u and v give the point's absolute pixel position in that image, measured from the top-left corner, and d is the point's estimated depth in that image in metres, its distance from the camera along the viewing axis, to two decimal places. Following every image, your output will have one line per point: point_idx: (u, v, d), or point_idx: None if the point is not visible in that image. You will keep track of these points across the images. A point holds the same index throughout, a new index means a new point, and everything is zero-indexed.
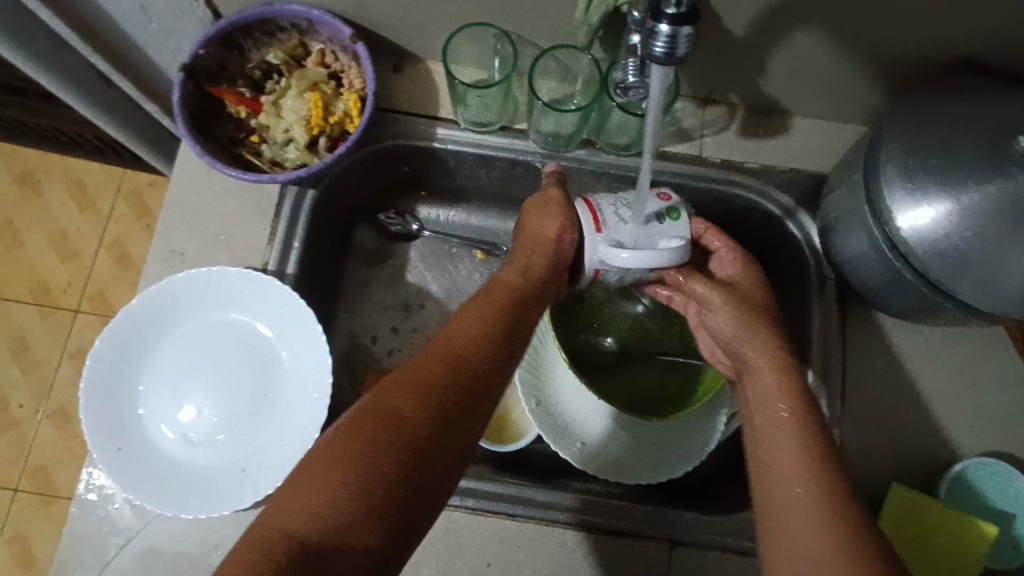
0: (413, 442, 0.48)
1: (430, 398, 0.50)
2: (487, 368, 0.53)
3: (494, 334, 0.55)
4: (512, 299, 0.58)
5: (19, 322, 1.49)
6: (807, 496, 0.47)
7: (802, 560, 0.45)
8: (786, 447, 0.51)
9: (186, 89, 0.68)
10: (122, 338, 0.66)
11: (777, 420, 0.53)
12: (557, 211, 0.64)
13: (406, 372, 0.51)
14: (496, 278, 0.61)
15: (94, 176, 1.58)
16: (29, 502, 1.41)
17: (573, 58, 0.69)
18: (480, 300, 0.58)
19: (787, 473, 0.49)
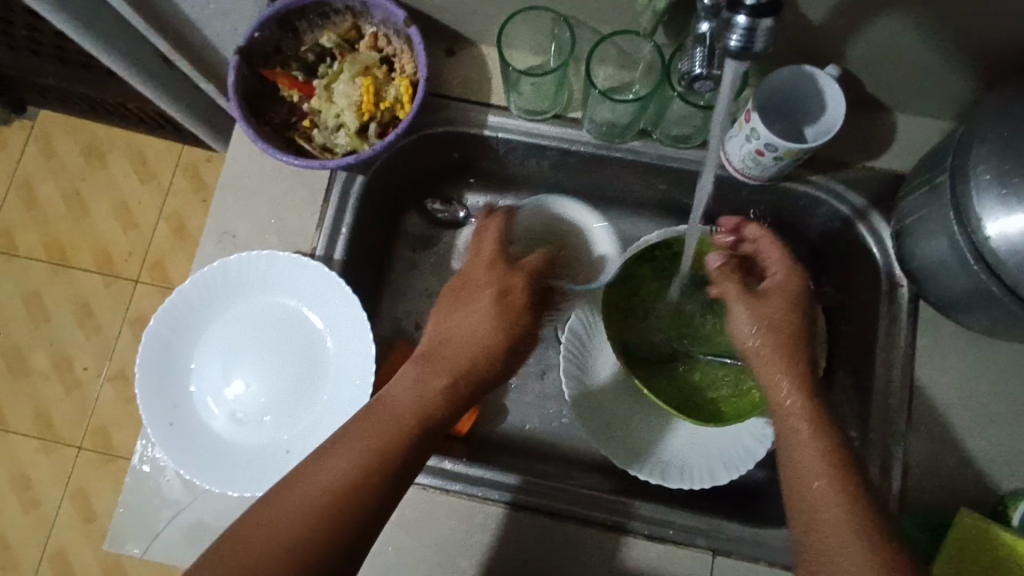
0: (322, 543, 0.49)
1: (338, 518, 0.50)
2: (385, 471, 0.52)
3: (377, 459, 0.52)
4: (408, 411, 0.54)
5: (85, 289, 1.57)
6: (825, 488, 0.50)
7: (818, 518, 0.50)
8: (796, 415, 0.54)
9: (241, 71, 0.68)
10: (176, 318, 0.68)
11: (774, 376, 0.56)
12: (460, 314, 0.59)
13: (304, 481, 0.51)
14: (382, 392, 0.56)
15: (154, 151, 1.64)
16: (92, 459, 1.49)
17: (634, 44, 0.66)
18: (364, 429, 0.53)
19: (814, 481, 0.51)
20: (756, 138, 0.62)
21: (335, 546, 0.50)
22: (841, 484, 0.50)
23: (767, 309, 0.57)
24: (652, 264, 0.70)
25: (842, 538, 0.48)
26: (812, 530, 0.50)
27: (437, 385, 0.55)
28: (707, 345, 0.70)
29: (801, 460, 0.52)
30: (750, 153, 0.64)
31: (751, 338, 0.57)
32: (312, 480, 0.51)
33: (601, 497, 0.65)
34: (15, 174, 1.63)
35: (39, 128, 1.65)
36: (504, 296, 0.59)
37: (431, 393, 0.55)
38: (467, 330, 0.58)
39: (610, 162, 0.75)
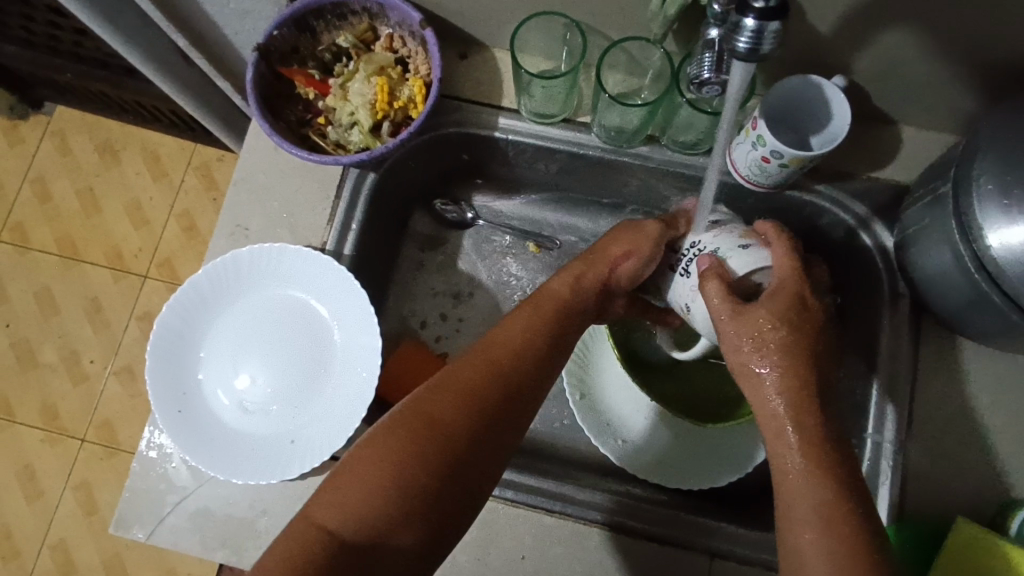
0: (484, 415, 0.53)
1: (490, 389, 0.54)
2: (532, 363, 0.56)
3: (543, 335, 0.57)
4: (561, 309, 0.60)
5: (95, 284, 1.59)
6: (814, 489, 0.49)
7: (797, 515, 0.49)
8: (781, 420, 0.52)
9: (259, 68, 0.70)
10: (187, 308, 0.69)
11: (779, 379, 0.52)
12: (636, 241, 0.61)
13: (447, 375, 0.54)
14: (545, 286, 0.61)
15: (168, 149, 1.66)
16: (96, 452, 1.51)
17: (644, 51, 0.67)
18: (524, 313, 0.59)
19: (793, 472, 0.50)
20: (762, 146, 0.63)
21: (484, 420, 0.52)
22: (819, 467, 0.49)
23: (755, 324, 0.52)
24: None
25: (810, 531, 0.47)
26: (791, 525, 0.49)
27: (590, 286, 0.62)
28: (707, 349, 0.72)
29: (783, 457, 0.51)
30: (756, 161, 0.65)
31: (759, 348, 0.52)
32: (460, 366, 0.55)
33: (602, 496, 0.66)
34: (31, 169, 1.65)
35: (54, 124, 1.68)
36: (631, 231, 0.62)
37: (582, 288, 0.61)
38: (615, 257, 0.62)
39: (617, 166, 0.76)
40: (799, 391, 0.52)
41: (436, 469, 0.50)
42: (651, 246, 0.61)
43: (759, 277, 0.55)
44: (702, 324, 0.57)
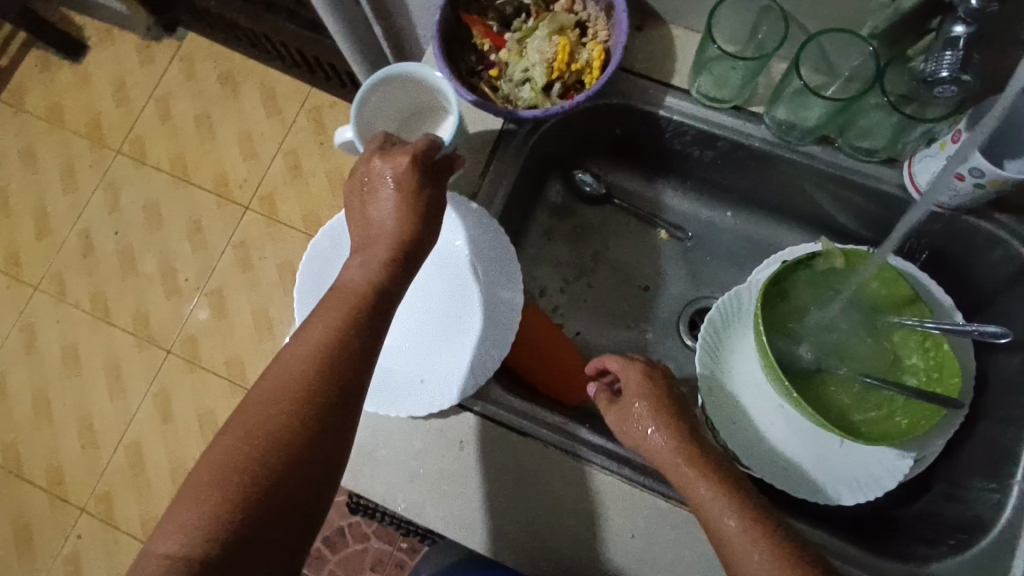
0: (317, 400, 0.53)
1: (334, 357, 0.54)
2: (353, 358, 0.55)
3: (352, 329, 0.56)
4: (361, 301, 0.58)
5: (200, 206, 1.66)
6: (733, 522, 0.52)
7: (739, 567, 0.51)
8: (700, 500, 0.55)
9: (445, 12, 0.70)
10: (340, 237, 0.72)
11: (671, 465, 0.57)
12: (401, 187, 0.61)
13: (285, 360, 0.55)
14: (341, 284, 0.60)
15: (284, 88, 1.71)
16: (177, 365, 1.58)
17: (847, 47, 0.64)
18: (321, 314, 0.57)
19: (741, 552, 0.51)
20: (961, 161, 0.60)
21: (307, 405, 0.53)
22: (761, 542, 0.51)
23: (625, 414, 0.61)
24: (809, 273, 0.69)
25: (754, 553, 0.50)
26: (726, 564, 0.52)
27: (379, 265, 0.60)
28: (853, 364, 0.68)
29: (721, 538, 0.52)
30: (944, 176, 0.62)
31: (660, 437, 0.59)
32: (279, 368, 0.55)
33: None
34: (157, 88, 1.74)
35: (185, 49, 1.75)
36: (369, 191, 0.63)
37: (375, 273, 0.59)
38: (374, 219, 0.62)
39: (780, 163, 0.74)
40: (699, 449, 0.57)
41: (271, 459, 0.51)
42: (415, 175, 0.62)
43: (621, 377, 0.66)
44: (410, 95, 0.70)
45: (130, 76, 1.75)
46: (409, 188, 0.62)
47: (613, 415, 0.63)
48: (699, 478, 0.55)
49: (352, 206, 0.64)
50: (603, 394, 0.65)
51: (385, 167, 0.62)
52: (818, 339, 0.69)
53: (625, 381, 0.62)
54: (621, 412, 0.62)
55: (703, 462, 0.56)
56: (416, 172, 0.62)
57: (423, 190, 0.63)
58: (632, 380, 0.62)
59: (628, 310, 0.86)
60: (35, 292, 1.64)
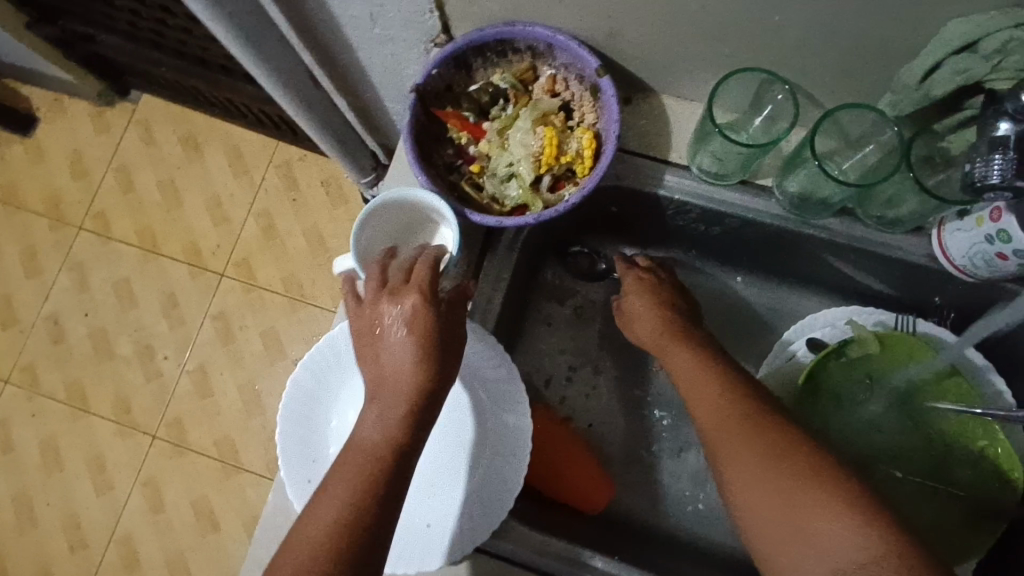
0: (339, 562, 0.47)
1: (358, 521, 0.48)
2: (381, 519, 0.49)
3: (372, 492, 0.49)
4: (379, 471, 0.50)
5: (174, 280, 1.57)
6: (758, 444, 0.53)
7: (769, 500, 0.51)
8: (721, 420, 0.56)
9: (416, 111, 0.63)
10: (321, 364, 0.64)
11: (694, 381, 0.59)
12: (417, 325, 0.53)
13: (305, 526, 0.49)
14: (355, 440, 0.52)
15: (250, 147, 1.63)
16: (165, 450, 1.49)
17: (862, 118, 0.58)
18: (340, 474, 0.51)
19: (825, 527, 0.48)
20: (1004, 242, 0.54)
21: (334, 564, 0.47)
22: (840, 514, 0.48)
23: (636, 290, 0.69)
24: (845, 361, 0.64)
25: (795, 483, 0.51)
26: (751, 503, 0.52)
27: (400, 412, 0.52)
28: (895, 460, 0.63)
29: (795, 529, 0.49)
30: (983, 253, 0.57)
31: (643, 337, 0.67)
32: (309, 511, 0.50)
33: None
34: (116, 158, 1.64)
35: (141, 113, 1.66)
36: (378, 337, 0.54)
37: (394, 430, 0.51)
38: (388, 369, 0.53)
39: (795, 237, 0.68)
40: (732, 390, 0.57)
41: None
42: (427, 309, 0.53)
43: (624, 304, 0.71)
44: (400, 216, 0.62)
45: (87, 147, 1.65)
46: (428, 329, 0.53)
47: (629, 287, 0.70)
48: (713, 398, 0.57)
49: (364, 354, 0.55)
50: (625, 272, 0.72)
51: (391, 310, 0.53)
52: (861, 432, 0.64)
53: (633, 272, 0.71)
54: (626, 318, 0.69)
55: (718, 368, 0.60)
56: (429, 310, 0.53)
57: (436, 330, 0.53)
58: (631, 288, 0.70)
59: (643, 396, 0.79)
60: (6, 386, 1.55)
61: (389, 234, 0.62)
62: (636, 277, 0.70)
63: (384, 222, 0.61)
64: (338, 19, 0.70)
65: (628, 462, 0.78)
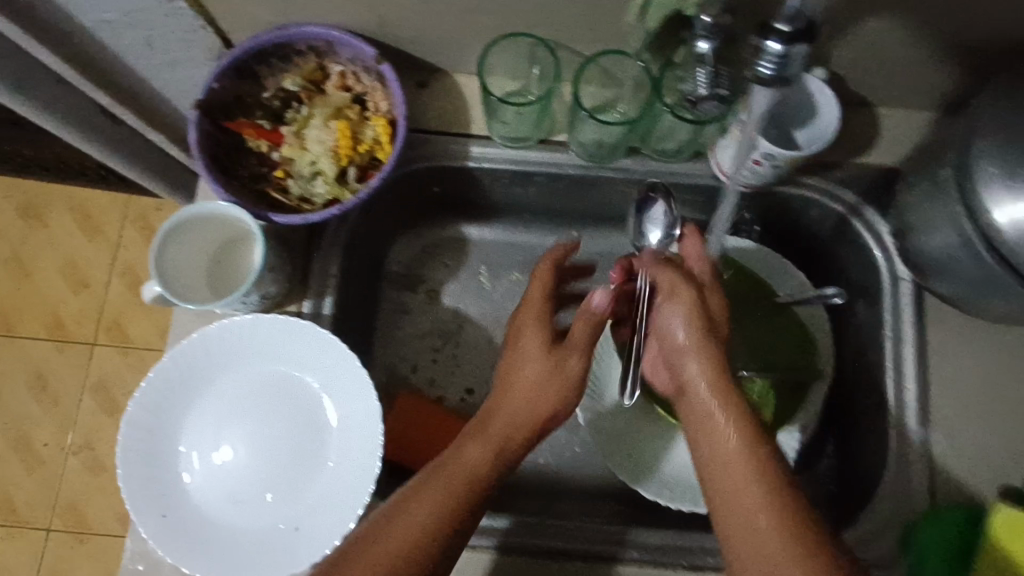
0: None
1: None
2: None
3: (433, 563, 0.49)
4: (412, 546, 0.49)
5: (36, 360, 1.35)
6: (767, 518, 0.46)
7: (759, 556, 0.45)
8: (729, 470, 0.49)
9: (203, 126, 0.63)
10: (157, 400, 0.63)
11: (730, 462, 0.50)
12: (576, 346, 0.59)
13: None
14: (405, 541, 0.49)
15: (96, 203, 1.42)
16: (64, 541, 1.28)
17: (620, 63, 0.63)
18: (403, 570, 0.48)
19: (736, 515, 0.48)
20: (753, 149, 0.61)
21: None
22: (772, 517, 0.46)
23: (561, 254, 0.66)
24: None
25: (761, 517, 0.46)
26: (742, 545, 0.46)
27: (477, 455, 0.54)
28: None
29: (732, 518, 0.48)
30: (742, 165, 0.64)
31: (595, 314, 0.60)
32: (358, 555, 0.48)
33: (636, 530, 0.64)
34: None
35: None
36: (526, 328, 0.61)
37: (423, 521, 0.50)
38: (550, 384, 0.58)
39: (601, 182, 0.73)
40: (754, 438, 0.50)
41: None
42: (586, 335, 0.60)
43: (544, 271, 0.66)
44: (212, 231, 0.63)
45: None
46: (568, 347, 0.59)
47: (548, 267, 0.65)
48: (743, 467, 0.49)
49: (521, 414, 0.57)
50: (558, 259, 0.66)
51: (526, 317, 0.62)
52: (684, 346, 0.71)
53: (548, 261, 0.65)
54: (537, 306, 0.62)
55: (724, 383, 0.54)
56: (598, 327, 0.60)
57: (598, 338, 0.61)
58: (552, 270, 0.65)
59: None
60: None
61: (203, 249, 0.63)
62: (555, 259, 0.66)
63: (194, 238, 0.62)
64: (112, 50, 0.67)
65: None
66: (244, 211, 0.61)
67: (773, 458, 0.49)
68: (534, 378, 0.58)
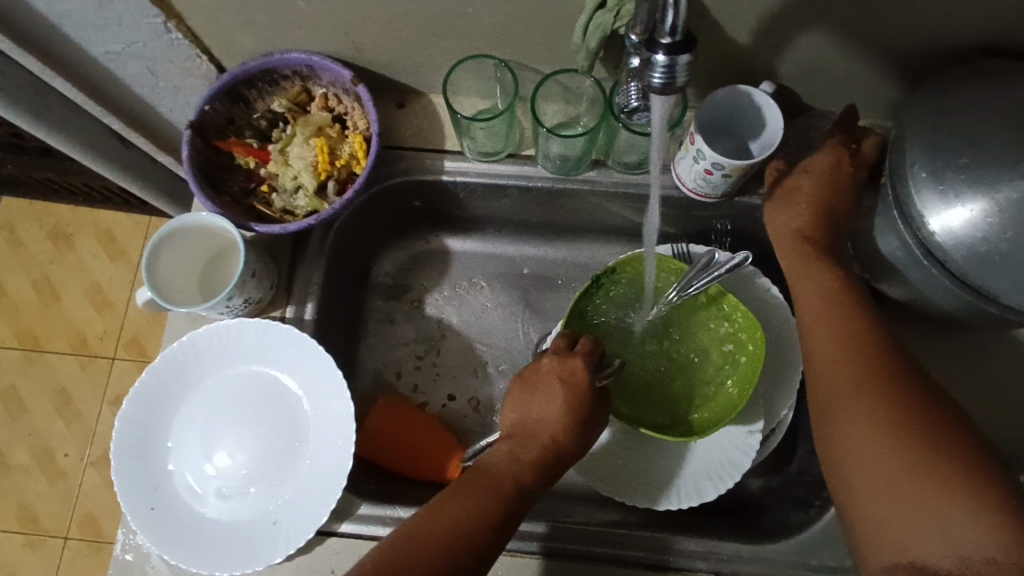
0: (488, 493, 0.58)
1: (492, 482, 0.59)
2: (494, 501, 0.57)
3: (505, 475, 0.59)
4: (490, 484, 0.59)
5: (61, 375, 1.40)
6: (846, 337, 0.60)
7: (853, 395, 0.57)
8: (823, 313, 0.62)
9: (195, 145, 0.69)
10: (150, 398, 0.67)
11: (823, 314, 0.62)
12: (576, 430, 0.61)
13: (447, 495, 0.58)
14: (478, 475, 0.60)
15: (121, 226, 1.48)
16: (81, 549, 1.31)
17: (576, 81, 0.67)
18: (477, 477, 0.59)
19: (846, 372, 0.58)
20: (702, 160, 0.63)
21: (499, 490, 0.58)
22: (881, 376, 0.57)
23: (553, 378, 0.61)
24: (604, 290, 0.70)
25: (837, 348, 0.60)
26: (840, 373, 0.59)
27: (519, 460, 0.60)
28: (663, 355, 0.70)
29: (829, 361, 0.60)
30: (697, 172, 0.66)
31: (550, 414, 0.61)
32: (442, 501, 0.58)
33: (610, 530, 0.65)
34: None
35: (1, 218, 1.48)
36: (553, 407, 0.61)
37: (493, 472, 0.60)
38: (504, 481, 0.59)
39: (569, 194, 0.76)
40: (834, 289, 0.63)
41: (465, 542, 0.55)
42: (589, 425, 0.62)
43: (565, 383, 0.61)
44: (191, 240, 0.68)
45: None
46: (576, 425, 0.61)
47: (552, 378, 0.62)
48: (831, 311, 0.62)
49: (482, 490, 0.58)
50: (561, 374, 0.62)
51: (548, 379, 0.62)
52: (636, 337, 0.70)
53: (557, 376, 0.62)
54: (551, 404, 0.61)
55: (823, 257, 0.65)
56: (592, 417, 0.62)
57: (579, 428, 0.61)
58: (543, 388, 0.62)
59: (489, 367, 0.84)
60: None
61: (186, 257, 0.68)
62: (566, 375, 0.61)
63: (179, 246, 0.67)
64: (120, 78, 0.74)
65: (483, 431, 0.82)
66: (227, 222, 0.66)
67: (854, 307, 0.61)
68: (511, 450, 0.61)
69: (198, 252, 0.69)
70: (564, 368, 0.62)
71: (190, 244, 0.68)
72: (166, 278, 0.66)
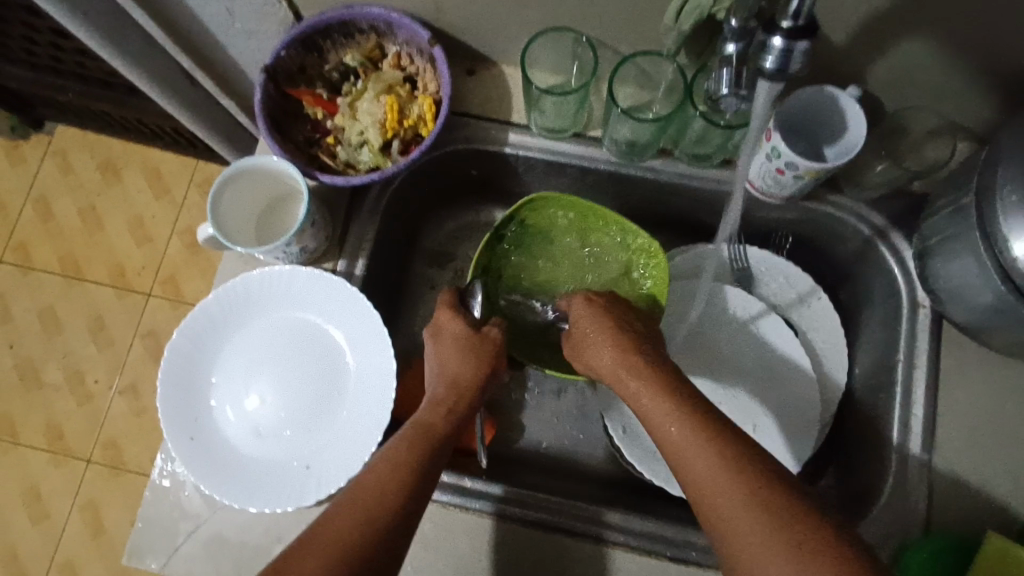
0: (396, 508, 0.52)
1: (384, 492, 0.53)
2: (399, 497, 0.53)
3: (407, 476, 0.54)
4: (409, 469, 0.55)
5: (98, 303, 1.43)
6: (715, 464, 0.49)
7: (730, 505, 0.48)
8: (690, 441, 0.51)
9: (267, 90, 0.70)
10: (199, 331, 0.69)
11: (690, 445, 0.51)
12: (477, 368, 0.64)
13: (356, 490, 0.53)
14: (371, 475, 0.54)
15: (169, 165, 1.51)
16: (101, 473, 1.35)
17: (656, 66, 0.66)
18: (378, 467, 0.55)
19: (726, 488, 0.48)
20: (777, 158, 0.62)
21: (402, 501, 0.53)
22: (756, 491, 0.47)
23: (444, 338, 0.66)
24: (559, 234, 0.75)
25: (702, 461, 0.50)
26: (707, 495, 0.49)
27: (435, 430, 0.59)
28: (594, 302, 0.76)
29: (701, 482, 0.50)
30: (767, 172, 0.65)
31: (445, 366, 0.64)
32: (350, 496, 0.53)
33: (621, 515, 0.65)
34: (32, 188, 1.49)
35: (55, 144, 1.51)
36: (456, 352, 0.65)
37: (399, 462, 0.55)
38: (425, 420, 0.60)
39: (631, 180, 0.75)
40: (699, 419, 0.53)
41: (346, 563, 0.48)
42: (488, 357, 0.65)
43: (451, 333, 0.66)
44: (258, 179, 0.68)
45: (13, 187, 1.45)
46: (480, 360, 0.65)
47: (446, 334, 0.66)
48: (695, 444, 0.51)
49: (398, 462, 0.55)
50: (444, 327, 0.67)
51: (437, 337, 0.67)
52: None
53: (446, 334, 0.66)
54: (451, 352, 0.65)
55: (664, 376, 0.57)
56: (490, 351, 0.65)
57: (479, 367, 0.64)
58: (440, 346, 0.66)
59: None
60: None
61: (251, 194, 0.69)
62: (449, 331, 0.66)
63: (247, 185, 0.68)
64: (198, 15, 0.74)
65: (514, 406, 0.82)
66: (293, 168, 0.66)
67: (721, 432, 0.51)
68: (435, 400, 0.62)
69: (264, 192, 0.70)
70: (445, 322, 0.67)
71: (257, 182, 0.69)
72: (229, 212, 0.67)
